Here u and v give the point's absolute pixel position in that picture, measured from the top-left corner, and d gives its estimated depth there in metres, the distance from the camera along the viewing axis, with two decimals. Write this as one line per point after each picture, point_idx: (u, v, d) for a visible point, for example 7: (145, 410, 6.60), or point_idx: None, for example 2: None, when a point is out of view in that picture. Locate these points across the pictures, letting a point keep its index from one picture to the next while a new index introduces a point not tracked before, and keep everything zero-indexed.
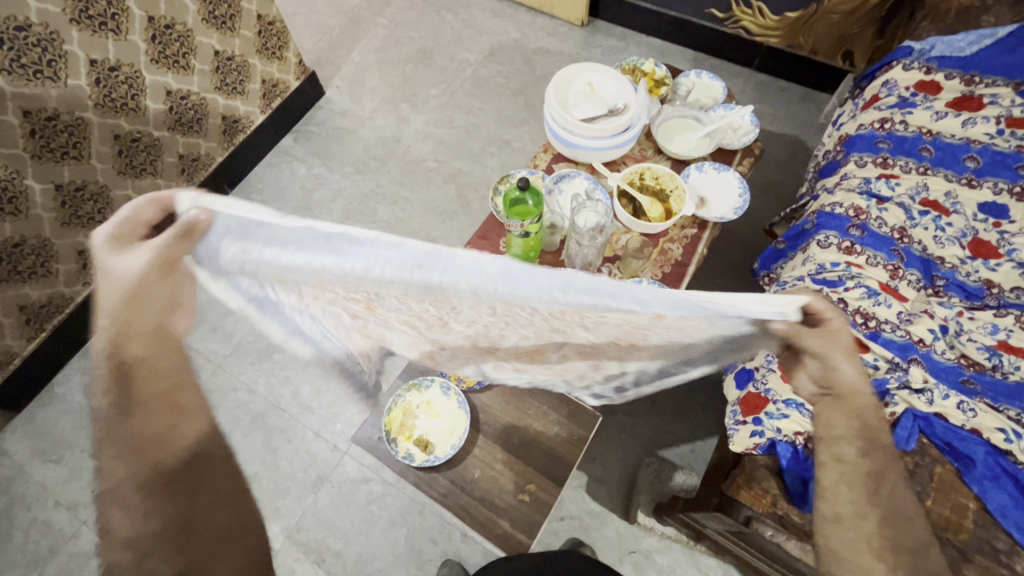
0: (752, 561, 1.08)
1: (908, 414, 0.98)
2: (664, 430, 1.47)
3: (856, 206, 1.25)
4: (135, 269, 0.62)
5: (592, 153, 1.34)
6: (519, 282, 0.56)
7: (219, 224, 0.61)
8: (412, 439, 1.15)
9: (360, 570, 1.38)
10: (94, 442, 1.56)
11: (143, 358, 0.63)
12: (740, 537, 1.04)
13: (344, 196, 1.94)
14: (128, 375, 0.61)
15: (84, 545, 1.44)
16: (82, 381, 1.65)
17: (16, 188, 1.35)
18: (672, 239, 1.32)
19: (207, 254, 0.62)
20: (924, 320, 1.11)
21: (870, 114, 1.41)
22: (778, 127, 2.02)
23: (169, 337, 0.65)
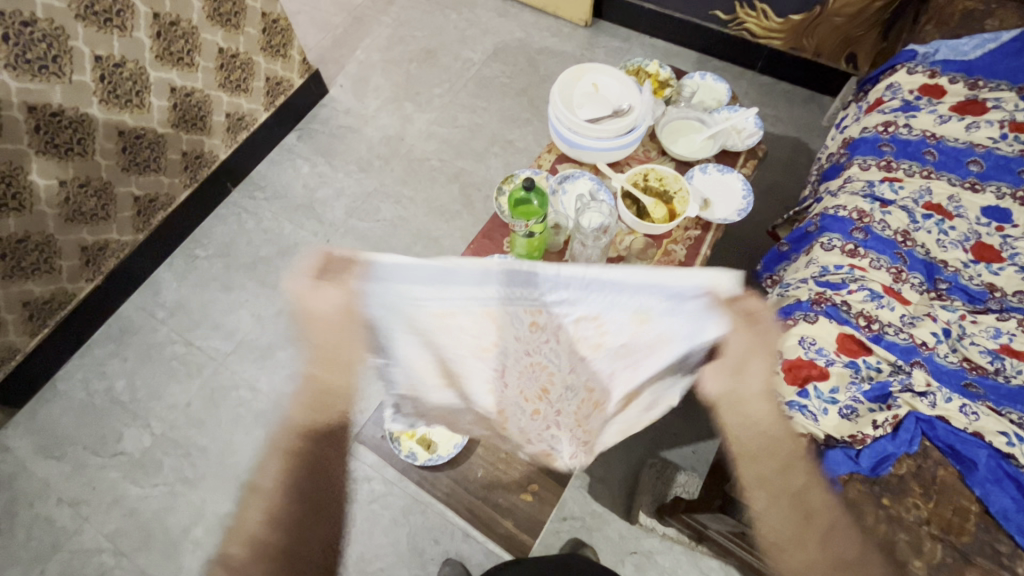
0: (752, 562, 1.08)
1: (910, 417, 0.98)
2: (666, 431, 1.47)
3: (859, 209, 1.25)
4: (326, 296, 0.84)
5: (596, 154, 1.34)
6: (584, 295, 0.87)
7: (377, 264, 0.86)
8: (415, 438, 1.16)
9: (362, 569, 1.38)
10: (96, 439, 1.56)
11: (325, 380, 0.84)
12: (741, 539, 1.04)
13: (347, 195, 1.94)
14: (320, 394, 0.84)
15: (86, 542, 1.44)
16: (84, 377, 1.65)
17: (20, 183, 1.35)
18: (675, 241, 1.32)
19: (372, 292, 0.86)
20: (927, 323, 1.11)
21: (874, 117, 1.41)
22: (781, 129, 2.03)
23: (325, 373, 0.84)
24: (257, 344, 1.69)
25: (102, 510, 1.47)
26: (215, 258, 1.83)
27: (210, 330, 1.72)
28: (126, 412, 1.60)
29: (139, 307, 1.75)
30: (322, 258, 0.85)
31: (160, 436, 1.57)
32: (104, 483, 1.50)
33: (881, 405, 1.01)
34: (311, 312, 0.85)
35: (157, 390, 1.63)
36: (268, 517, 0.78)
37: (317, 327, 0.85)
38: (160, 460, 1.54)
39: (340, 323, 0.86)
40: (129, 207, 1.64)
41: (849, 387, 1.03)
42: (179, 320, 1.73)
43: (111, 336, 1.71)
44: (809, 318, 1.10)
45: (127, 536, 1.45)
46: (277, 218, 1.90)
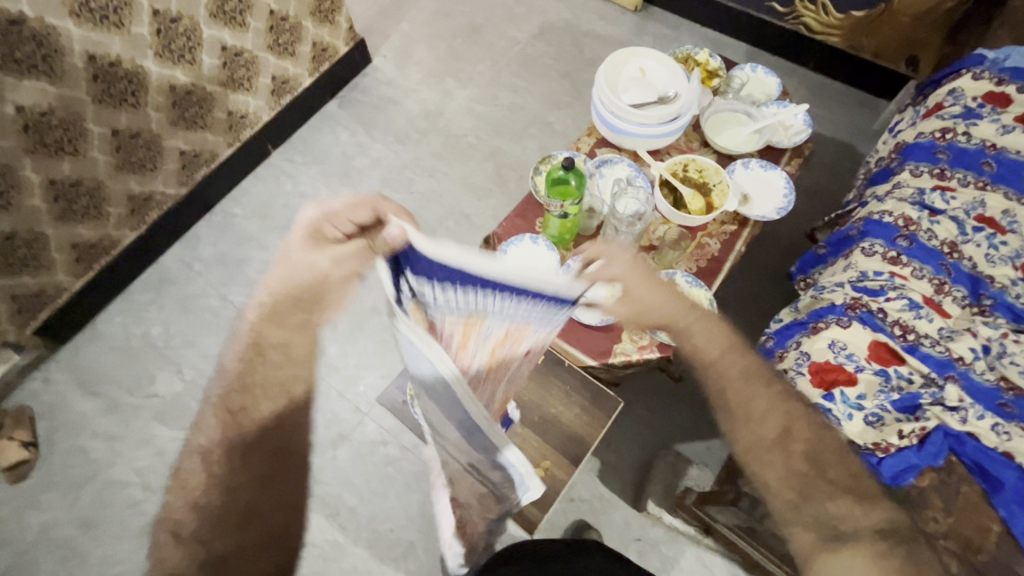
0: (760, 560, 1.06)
1: (938, 431, 0.96)
2: (682, 425, 1.47)
3: (906, 216, 1.21)
4: (320, 259, 0.80)
5: (637, 140, 1.32)
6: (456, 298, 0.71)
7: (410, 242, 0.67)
8: None
9: (373, 528, 1.43)
10: (131, 379, 1.64)
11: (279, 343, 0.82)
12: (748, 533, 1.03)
13: (383, 165, 1.96)
14: (257, 351, 0.81)
15: (116, 474, 1.52)
16: (123, 320, 1.72)
17: (76, 129, 1.41)
18: (710, 234, 1.31)
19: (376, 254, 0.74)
20: (967, 338, 1.07)
21: (931, 122, 1.36)
22: (829, 130, 1.96)
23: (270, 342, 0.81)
24: None
25: (133, 447, 1.55)
26: (252, 217, 1.88)
27: (243, 286, 1.78)
28: (160, 356, 1.67)
29: (177, 258, 1.82)
30: (353, 211, 0.79)
31: (190, 382, 1.64)
32: (135, 422, 1.58)
33: (909, 416, 0.99)
34: (289, 270, 0.81)
35: (190, 338, 1.70)
36: (202, 493, 0.75)
37: (282, 285, 0.81)
38: (189, 405, 1.61)
39: (297, 289, 0.81)
40: (175, 160, 1.69)
41: (878, 395, 1.00)
42: (214, 274, 1.79)
43: (150, 284, 1.78)
44: (842, 322, 1.08)
45: (154, 473, 1.52)
46: (314, 182, 1.94)
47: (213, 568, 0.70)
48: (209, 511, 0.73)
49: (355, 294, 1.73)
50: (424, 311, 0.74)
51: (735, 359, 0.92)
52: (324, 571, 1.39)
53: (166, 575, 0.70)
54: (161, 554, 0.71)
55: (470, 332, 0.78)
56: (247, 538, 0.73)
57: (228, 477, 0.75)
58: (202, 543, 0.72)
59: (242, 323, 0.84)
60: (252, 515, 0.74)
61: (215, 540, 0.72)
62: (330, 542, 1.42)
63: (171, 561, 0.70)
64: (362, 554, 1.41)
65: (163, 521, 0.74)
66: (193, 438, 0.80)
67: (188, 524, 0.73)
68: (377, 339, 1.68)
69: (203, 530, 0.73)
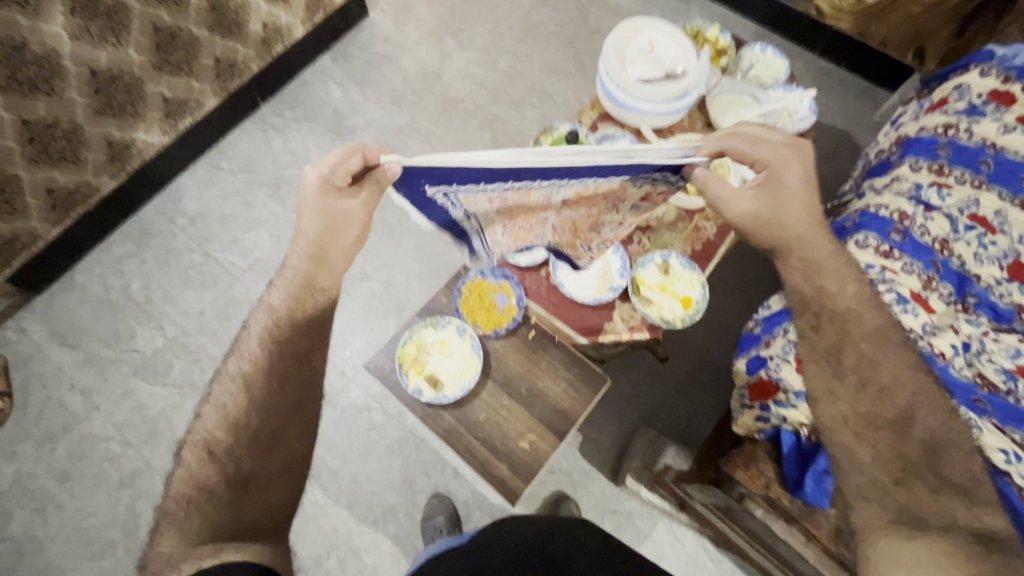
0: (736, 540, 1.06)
1: None
2: (662, 403, 1.49)
3: (901, 211, 1.22)
4: (346, 207, 0.82)
5: (641, 116, 1.30)
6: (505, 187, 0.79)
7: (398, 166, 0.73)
8: (423, 375, 1.17)
9: (354, 491, 1.45)
10: (111, 333, 1.60)
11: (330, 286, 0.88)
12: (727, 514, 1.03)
13: (376, 126, 1.90)
14: (309, 290, 0.86)
15: (94, 428, 1.50)
16: (102, 273, 1.67)
17: (52, 65, 1.33)
18: (707, 217, 1.28)
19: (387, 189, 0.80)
20: (948, 334, 1.10)
21: (935, 117, 1.35)
22: (830, 119, 1.94)
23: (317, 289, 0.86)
24: (273, 264, 1.71)
25: (112, 401, 1.53)
26: (238, 173, 1.82)
27: (228, 244, 1.73)
28: (141, 311, 1.63)
29: (159, 211, 1.75)
30: (355, 158, 0.78)
31: (171, 339, 1.61)
32: (115, 376, 1.56)
33: None
34: (307, 226, 0.82)
35: (172, 294, 1.66)
36: (238, 410, 0.79)
37: (322, 237, 0.83)
38: (171, 362, 1.58)
39: (329, 234, 0.83)
40: (159, 107, 1.60)
41: None
42: (198, 230, 1.74)
43: (130, 236, 1.72)
44: None
45: (134, 428, 1.51)
46: (304, 140, 1.87)
47: (239, 489, 0.75)
48: (243, 434, 0.78)
49: None
50: (482, 201, 0.83)
51: (869, 317, 0.93)
52: (305, 531, 1.40)
53: (193, 490, 0.74)
54: (192, 467, 0.75)
55: (536, 205, 0.91)
56: (277, 466, 0.79)
57: (267, 401, 0.80)
58: (232, 459, 0.77)
59: (280, 274, 0.87)
60: (278, 442, 0.80)
61: (248, 461, 0.77)
62: (312, 503, 1.43)
63: (202, 476, 0.75)
64: (343, 515, 1.42)
65: (194, 438, 0.78)
66: (238, 347, 0.84)
67: (222, 441, 0.77)
68: (364, 305, 1.66)
69: (240, 451, 0.77)
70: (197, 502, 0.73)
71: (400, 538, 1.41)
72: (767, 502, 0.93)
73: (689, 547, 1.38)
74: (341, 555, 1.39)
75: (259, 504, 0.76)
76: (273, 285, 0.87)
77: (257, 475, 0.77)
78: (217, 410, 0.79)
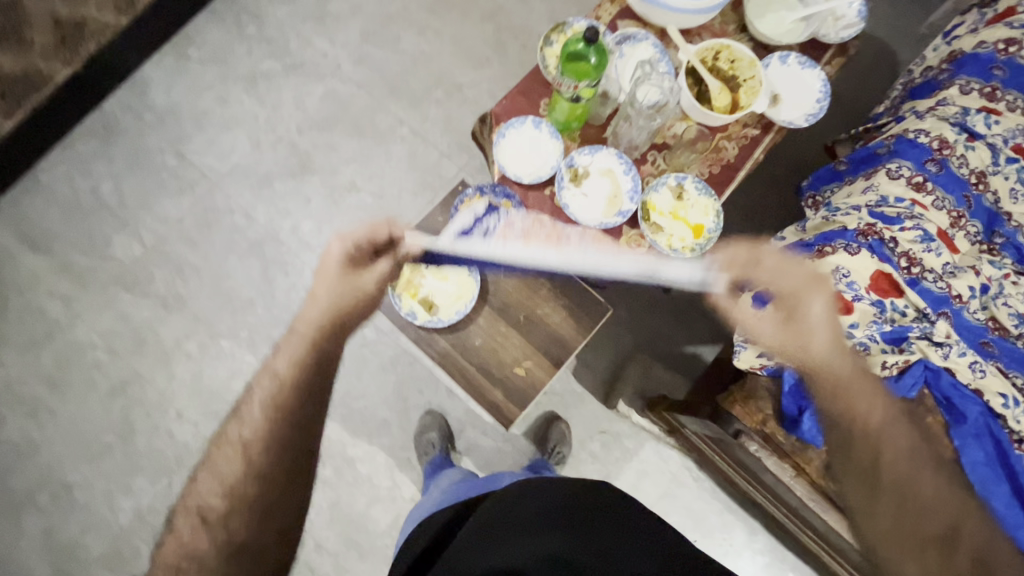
0: (720, 465, 1.10)
1: (919, 364, 0.97)
2: (660, 331, 1.48)
3: (942, 138, 1.11)
4: (365, 280, 0.85)
5: (670, 14, 1.14)
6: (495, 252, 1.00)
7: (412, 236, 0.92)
8: (417, 298, 1.11)
9: (348, 405, 1.45)
10: (85, 239, 1.51)
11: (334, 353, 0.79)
12: (718, 444, 1.05)
13: (364, 14, 1.67)
14: (321, 361, 0.77)
15: (79, 336, 1.46)
16: (68, 173, 1.54)
17: None
18: (729, 136, 1.17)
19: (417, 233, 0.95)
20: (969, 276, 1.04)
21: (997, 30, 1.19)
22: (872, 26, 1.74)
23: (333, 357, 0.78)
24: (254, 170, 1.58)
25: (94, 310, 1.48)
26: (209, 63, 1.62)
27: (204, 145, 1.59)
28: (115, 217, 1.53)
29: (124, 105, 1.58)
30: (377, 231, 0.87)
31: (151, 248, 1.52)
32: (95, 284, 1.49)
33: (894, 347, 1.00)
34: (319, 294, 0.83)
35: (148, 199, 1.55)
36: (232, 472, 0.71)
37: (341, 300, 0.82)
38: (152, 272, 1.51)
39: (325, 324, 0.80)
40: None
41: (870, 325, 0.99)
42: (169, 128, 1.58)
43: (94, 133, 1.56)
44: (851, 249, 1.03)
45: (120, 338, 1.47)
46: (281, 27, 1.65)
47: (226, 563, 0.67)
48: (238, 503, 0.69)
49: (331, 167, 1.59)
50: (514, 233, 1.03)
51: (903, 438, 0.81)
52: None
53: (183, 559, 0.68)
54: (182, 532, 0.70)
55: (548, 230, 1.06)
56: (269, 534, 0.70)
57: (264, 465, 0.71)
58: (225, 530, 0.69)
59: (286, 337, 0.80)
60: (272, 513, 0.70)
61: (232, 529, 0.69)
62: None
63: (193, 540, 0.69)
64: (338, 428, 1.44)
65: (191, 502, 0.71)
66: (240, 410, 0.75)
67: (215, 509, 0.70)
68: (355, 219, 1.57)
69: (232, 522, 0.69)
70: (184, 574, 0.67)
71: (394, 450, 1.44)
72: (761, 437, 0.96)
73: (673, 466, 1.43)
74: (337, 465, 1.43)
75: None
76: (279, 350, 0.79)
77: (247, 545, 0.68)
78: (214, 476, 0.71)
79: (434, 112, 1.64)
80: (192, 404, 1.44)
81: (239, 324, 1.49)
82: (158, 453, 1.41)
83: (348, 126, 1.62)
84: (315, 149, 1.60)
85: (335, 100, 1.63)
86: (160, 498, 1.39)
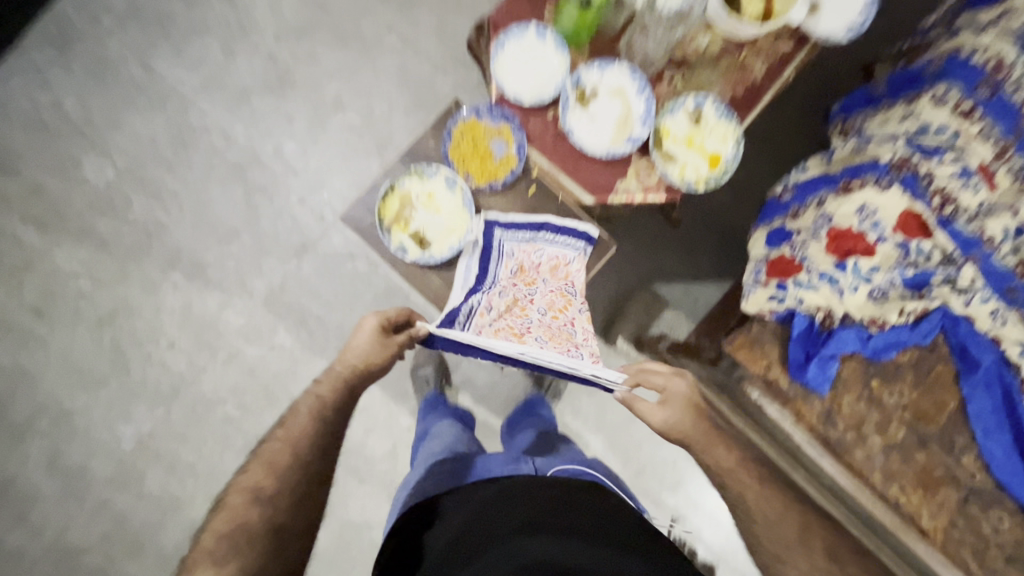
0: (720, 410, 1.08)
1: (938, 311, 0.91)
2: (663, 264, 1.40)
3: (1001, 58, 0.97)
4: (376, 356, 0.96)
5: None
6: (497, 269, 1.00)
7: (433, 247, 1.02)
8: (408, 232, 1.03)
9: (342, 338, 1.43)
10: (53, 160, 1.41)
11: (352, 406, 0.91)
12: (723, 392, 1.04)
13: None
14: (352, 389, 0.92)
15: (59, 264, 1.40)
16: (25, 85, 1.41)
17: None
18: (757, 51, 1.03)
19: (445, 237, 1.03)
20: (1006, 215, 0.92)
21: None
22: None
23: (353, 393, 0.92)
24: (229, 84, 1.45)
25: (72, 237, 1.41)
26: None
27: (172, 55, 1.44)
28: (82, 136, 1.42)
29: (79, 6, 1.42)
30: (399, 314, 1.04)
31: (124, 171, 1.42)
32: (69, 209, 1.41)
33: (914, 293, 0.92)
34: (353, 351, 0.97)
35: (116, 117, 1.43)
36: (274, 469, 0.80)
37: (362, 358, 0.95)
38: (129, 197, 1.42)
39: (353, 381, 0.93)
40: None
41: (892, 269, 0.90)
42: (132, 35, 1.44)
43: (50, 39, 1.42)
44: (882, 184, 0.93)
45: (103, 267, 1.41)
46: None
47: (272, 539, 0.74)
48: (281, 491, 0.78)
49: (314, 82, 1.45)
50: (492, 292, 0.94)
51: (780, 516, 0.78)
52: (295, 372, 1.42)
53: (234, 527, 0.74)
54: (235, 508, 0.76)
55: (526, 300, 0.93)
56: (302, 520, 0.77)
57: (309, 457, 0.81)
58: (275, 512, 0.76)
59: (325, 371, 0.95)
60: (309, 498, 0.79)
61: (278, 513, 0.76)
62: (299, 348, 1.42)
63: (243, 516, 0.75)
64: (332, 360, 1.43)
65: (239, 484, 0.80)
66: (287, 423, 0.86)
67: (267, 488, 0.78)
68: (342, 141, 1.45)
69: (279, 509, 0.76)
70: (233, 540, 0.73)
71: (389, 382, 1.44)
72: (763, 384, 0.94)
73: None
74: None
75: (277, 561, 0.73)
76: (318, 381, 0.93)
77: (285, 526, 0.75)
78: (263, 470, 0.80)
79: (426, 19, 1.47)
80: (182, 335, 1.42)
81: (224, 254, 1.43)
82: (153, 383, 1.41)
83: (330, 34, 1.46)
84: (295, 61, 1.45)
85: (314, 3, 1.46)
86: (159, 425, 1.41)
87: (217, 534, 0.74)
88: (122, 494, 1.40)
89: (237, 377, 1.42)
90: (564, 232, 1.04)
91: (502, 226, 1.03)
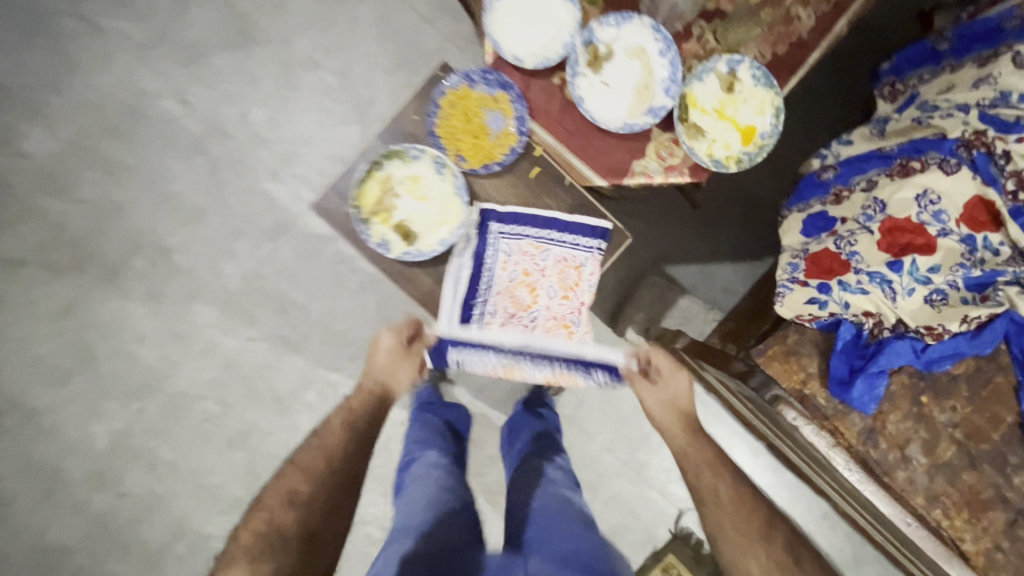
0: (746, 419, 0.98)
1: (1005, 317, 0.78)
2: (678, 243, 1.27)
3: None
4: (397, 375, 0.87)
5: None
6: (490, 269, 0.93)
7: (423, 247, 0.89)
8: (390, 224, 0.89)
9: (327, 327, 1.30)
10: None
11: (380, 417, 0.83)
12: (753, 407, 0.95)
13: None
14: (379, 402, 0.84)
15: (7, 251, 1.26)
16: None
17: None
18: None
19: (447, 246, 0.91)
20: None
21: None
22: None
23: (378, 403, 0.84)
24: (182, 39, 1.26)
25: (18, 220, 1.26)
26: None
27: (113, 4, 1.26)
28: (17, 102, 1.24)
29: None
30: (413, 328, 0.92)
31: (69, 142, 1.25)
32: (11, 188, 1.25)
33: (977, 296, 0.79)
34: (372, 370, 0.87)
35: (54, 79, 1.25)
36: (308, 477, 0.73)
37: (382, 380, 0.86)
38: (77, 173, 1.26)
39: (379, 401, 0.84)
40: None
41: (954, 270, 0.78)
42: None
43: None
44: (949, 167, 0.78)
45: (56, 253, 1.27)
46: None
47: (304, 550, 0.67)
48: (313, 500, 0.71)
49: (280, 35, 1.26)
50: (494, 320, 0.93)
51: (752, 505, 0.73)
52: (278, 365, 1.30)
53: (267, 531, 0.68)
54: (269, 505, 0.70)
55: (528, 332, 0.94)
56: (335, 531, 0.71)
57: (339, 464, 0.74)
58: (307, 522, 0.69)
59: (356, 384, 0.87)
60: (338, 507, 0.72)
61: (313, 516, 0.70)
62: (281, 339, 1.30)
63: (275, 520, 0.69)
64: (318, 350, 1.31)
65: (275, 483, 0.73)
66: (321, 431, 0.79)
67: (302, 494, 0.71)
68: (316, 104, 1.27)
69: (311, 509, 0.70)
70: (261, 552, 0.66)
71: None
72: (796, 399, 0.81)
73: None
74: (320, 389, 1.31)
75: (315, 565, 0.67)
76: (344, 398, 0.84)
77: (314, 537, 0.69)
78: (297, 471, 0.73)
79: None
80: (152, 327, 1.29)
81: (191, 237, 1.28)
82: (124, 379, 1.30)
83: None
84: (256, 10, 1.26)
85: None
86: (135, 422, 1.31)
87: (251, 534, 0.68)
88: (102, 494, 1.32)
89: (214, 370, 1.30)
90: (573, 230, 0.91)
91: (499, 221, 0.92)
